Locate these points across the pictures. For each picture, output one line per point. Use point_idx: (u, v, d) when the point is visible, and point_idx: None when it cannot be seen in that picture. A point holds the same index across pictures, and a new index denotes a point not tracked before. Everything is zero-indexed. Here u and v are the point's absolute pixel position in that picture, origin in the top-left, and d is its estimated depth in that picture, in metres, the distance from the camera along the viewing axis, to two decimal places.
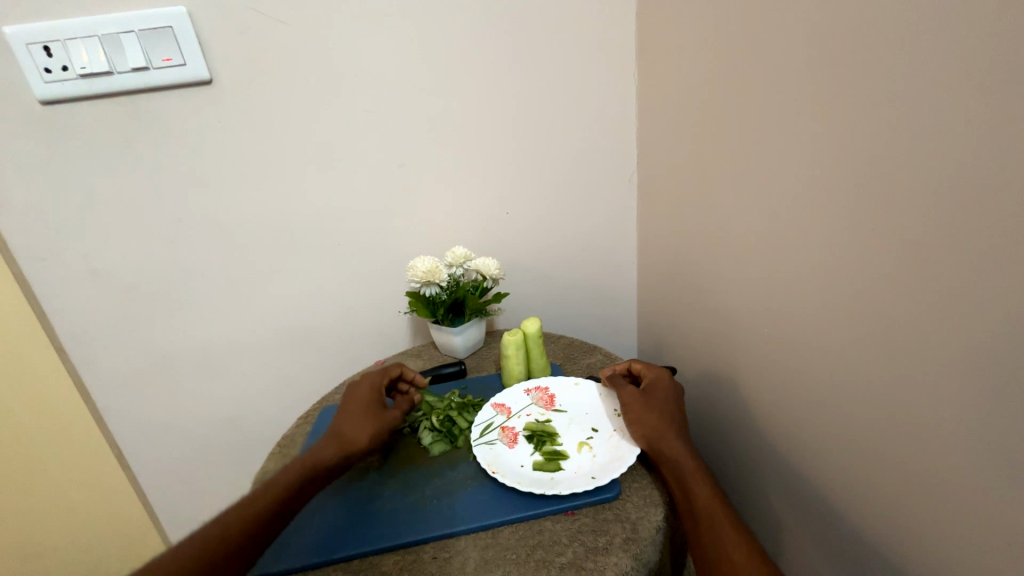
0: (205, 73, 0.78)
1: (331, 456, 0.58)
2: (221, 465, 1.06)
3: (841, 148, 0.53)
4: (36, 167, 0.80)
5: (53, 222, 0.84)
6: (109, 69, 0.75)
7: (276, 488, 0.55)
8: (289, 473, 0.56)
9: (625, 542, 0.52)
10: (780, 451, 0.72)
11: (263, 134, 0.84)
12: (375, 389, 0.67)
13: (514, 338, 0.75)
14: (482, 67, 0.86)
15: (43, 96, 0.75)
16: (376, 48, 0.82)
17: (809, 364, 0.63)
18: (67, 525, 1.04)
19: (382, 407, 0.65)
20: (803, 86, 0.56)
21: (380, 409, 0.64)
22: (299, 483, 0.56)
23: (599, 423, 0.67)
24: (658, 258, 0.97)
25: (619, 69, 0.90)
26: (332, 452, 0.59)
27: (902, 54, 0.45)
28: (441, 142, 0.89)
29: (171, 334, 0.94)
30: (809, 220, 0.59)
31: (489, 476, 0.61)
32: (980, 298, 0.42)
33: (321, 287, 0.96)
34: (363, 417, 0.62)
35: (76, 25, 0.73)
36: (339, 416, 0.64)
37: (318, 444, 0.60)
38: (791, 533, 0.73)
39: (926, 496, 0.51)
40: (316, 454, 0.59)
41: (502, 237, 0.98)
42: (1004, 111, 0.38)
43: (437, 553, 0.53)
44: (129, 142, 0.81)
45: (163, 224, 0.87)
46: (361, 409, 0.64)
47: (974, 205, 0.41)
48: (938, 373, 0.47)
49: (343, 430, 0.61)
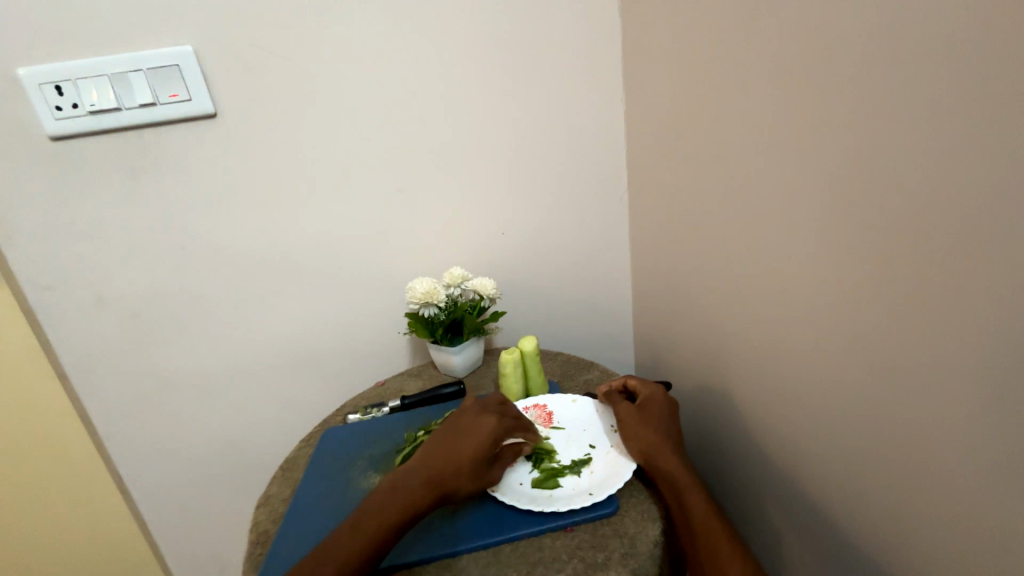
0: (210, 107, 0.82)
1: (440, 487, 0.57)
2: (221, 492, 1.06)
3: (827, 164, 0.55)
4: (46, 199, 0.83)
5: (59, 252, 0.86)
6: (117, 105, 0.78)
7: (375, 523, 0.54)
8: (393, 504, 0.55)
9: (623, 558, 0.53)
10: (778, 465, 0.73)
11: (265, 165, 0.87)
12: (500, 416, 0.64)
13: (511, 357, 0.76)
14: (475, 96, 0.89)
15: (53, 132, 0.78)
16: (374, 80, 0.86)
17: (803, 378, 0.64)
18: (67, 555, 1.03)
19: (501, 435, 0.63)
20: (786, 108, 0.59)
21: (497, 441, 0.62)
22: (399, 519, 0.54)
23: (597, 439, 0.68)
24: (652, 274, 0.99)
25: (608, 94, 0.94)
26: (438, 483, 0.57)
27: (878, 78, 0.48)
28: (437, 168, 0.92)
29: (173, 360, 0.95)
30: (798, 234, 0.61)
31: (489, 494, 0.61)
32: (965, 305, 0.44)
33: (321, 310, 0.98)
34: (481, 445, 0.61)
35: (87, 66, 0.76)
36: (451, 438, 0.62)
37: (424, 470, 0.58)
38: (791, 548, 0.73)
39: (925, 506, 0.51)
40: (424, 486, 0.57)
41: (498, 257, 1.00)
42: (976, 129, 0.41)
43: (439, 572, 0.54)
44: (135, 173, 0.84)
45: (167, 252, 0.89)
46: (482, 435, 0.62)
47: (953, 217, 0.44)
48: (928, 379, 0.48)
49: (453, 458, 0.59)
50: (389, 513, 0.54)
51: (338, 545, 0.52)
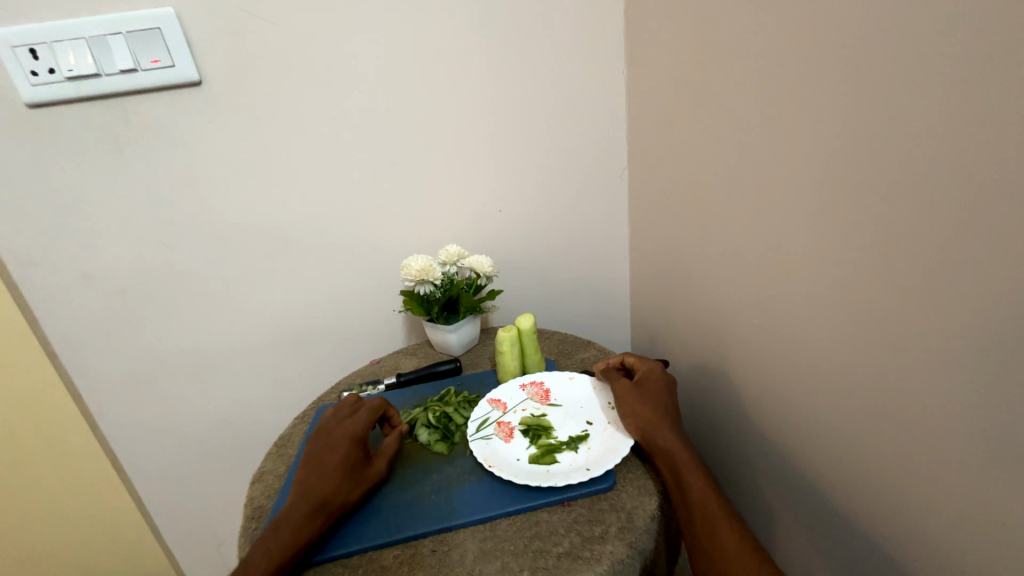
0: (194, 74, 0.78)
1: (310, 519, 0.54)
2: (218, 469, 1.06)
3: (827, 136, 0.54)
4: (25, 170, 0.80)
5: (42, 227, 0.83)
6: (97, 71, 0.74)
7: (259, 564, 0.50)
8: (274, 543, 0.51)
9: (621, 531, 0.53)
10: (772, 443, 0.73)
11: (255, 137, 0.84)
12: (354, 441, 0.62)
13: (508, 334, 0.76)
14: (472, 65, 0.86)
15: (29, 99, 0.75)
16: (366, 48, 0.82)
17: (799, 357, 0.64)
18: (64, 531, 1.03)
19: (361, 460, 0.60)
20: (788, 77, 0.57)
21: (361, 464, 0.60)
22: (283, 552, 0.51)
23: (594, 416, 0.68)
24: (649, 253, 0.98)
25: (609, 65, 0.91)
26: (309, 514, 0.54)
27: (887, 44, 0.46)
28: (432, 140, 0.89)
29: (164, 338, 0.94)
30: (795, 210, 0.60)
31: (486, 470, 0.61)
32: (964, 281, 0.43)
33: (314, 288, 0.96)
34: (341, 473, 0.58)
35: (63, 29, 0.72)
36: (310, 472, 0.58)
37: (293, 507, 0.55)
38: (783, 522, 0.75)
39: (916, 482, 0.52)
40: (293, 522, 0.53)
41: (494, 235, 0.99)
42: (984, 97, 0.39)
43: (436, 547, 0.54)
44: (118, 144, 0.81)
45: (155, 228, 0.87)
46: (338, 464, 0.59)
47: (955, 189, 0.42)
48: (924, 357, 0.48)
49: (320, 488, 0.56)
50: (277, 543, 0.52)
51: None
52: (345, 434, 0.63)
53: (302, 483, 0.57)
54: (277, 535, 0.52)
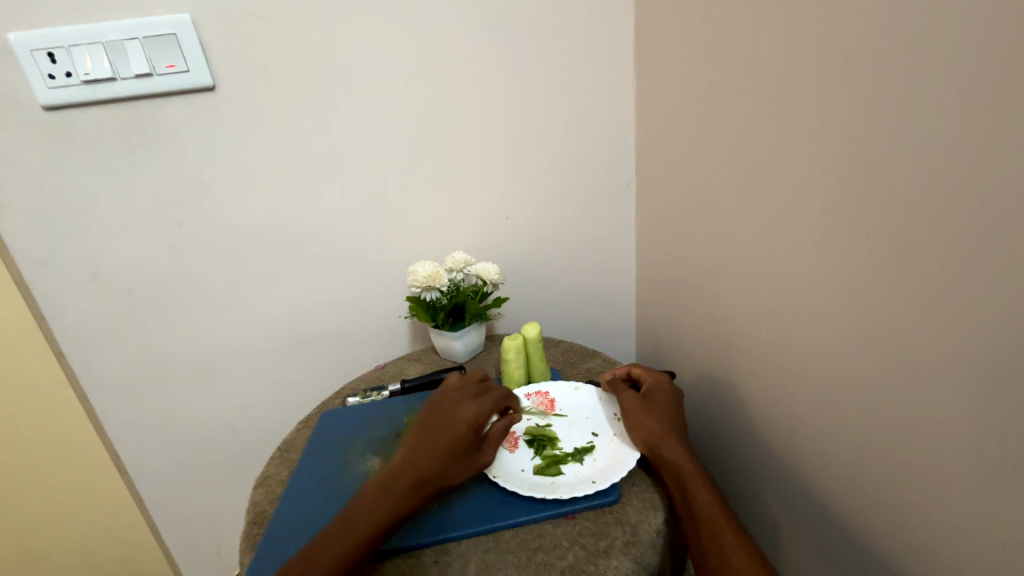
0: (208, 79, 0.79)
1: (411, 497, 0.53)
2: (219, 472, 1.06)
3: (836, 151, 0.53)
4: (39, 171, 0.80)
5: (54, 227, 0.84)
6: (112, 75, 0.75)
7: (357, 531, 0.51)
8: (376, 512, 0.52)
9: (625, 546, 0.53)
10: (777, 458, 0.72)
11: (266, 142, 0.85)
12: (475, 422, 0.60)
13: (514, 342, 0.76)
14: (482, 74, 0.87)
15: (45, 101, 0.76)
16: (378, 55, 0.83)
17: (806, 372, 0.63)
18: (65, 531, 1.04)
19: (474, 445, 0.59)
20: (797, 92, 0.57)
21: (473, 449, 0.58)
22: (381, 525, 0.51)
23: (599, 427, 0.67)
24: (656, 263, 0.97)
25: (618, 76, 0.91)
26: (411, 491, 0.54)
27: (897, 62, 0.46)
28: (441, 147, 0.90)
29: (170, 339, 0.94)
30: (803, 225, 0.59)
31: (490, 480, 0.61)
32: (975, 300, 0.43)
33: (321, 292, 0.96)
34: (455, 456, 0.57)
35: (81, 33, 0.73)
36: (422, 442, 0.58)
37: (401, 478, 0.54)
38: (789, 539, 0.73)
39: (925, 503, 0.51)
40: (397, 495, 0.53)
41: (500, 242, 0.99)
42: (994, 117, 0.39)
43: (438, 557, 0.53)
44: (131, 147, 0.82)
45: (165, 230, 0.87)
46: (453, 443, 0.57)
47: (966, 208, 0.42)
48: (933, 377, 0.47)
49: (430, 465, 0.55)
50: (387, 505, 0.52)
51: (336, 543, 0.50)
52: (472, 412, 0.61)
53: (414, 452, 0.57)
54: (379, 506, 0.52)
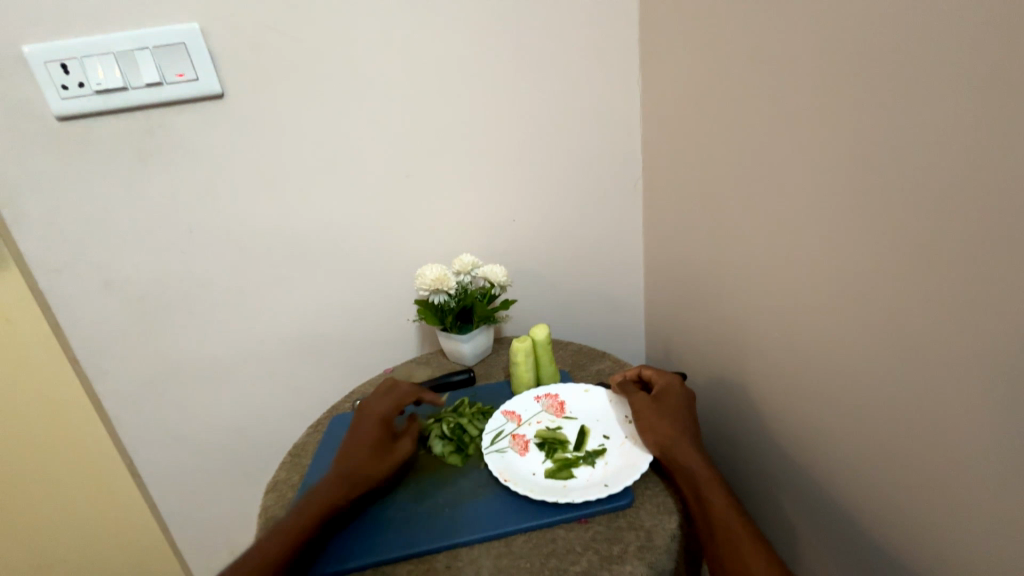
0: (217, 87, 0.80)
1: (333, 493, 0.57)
2: (230, 476, 1.06)
3: (847, 147, 0.52)
4: (53, 180, 0.82)
5: (68, 235, 0.85)
6: (124, 84, 0.76)
7: (290, 529, 0.54)
8: (304, 512, 0.56)
9: (639, 551, 0.52)
10: (792, 461, 0.71)
11: (274, 147, 0.86)
12: (381, 419, 0.65)
13: (523, 345, 0.75)
14: (488, 76, 0.87)
15: (59, 112, 0.77)
16: (384, 59, 0.83)
17: (819, 373, 0.62)
18: (81, 535, 1.05)
19: (388, 441, 0.63)
20: (806, 87, 0.56)
21: (387, 443, 0.62)
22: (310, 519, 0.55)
23: (611, 430, 0.67)
24: (665, 263, 0.96)
25: (624, 76, 0.91)
26: (334, 487, 0.58)
27: (910, 56, 0.45)
28: (448, 149, 0.90)
29: (181, 345, 0.95)
30: (816, 223, 0.58)
31: (501, 484, 0.60)
32: (996, 297, 0.42)
33: (329, 296, 0.97)
34: (365, 451, 0.61)
35: (93, 44, 0.74)
36: (343, 449, 0.63)
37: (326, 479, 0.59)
38: (806, 542, 0.72)
39: (947, 508, 0.49)
40: (321, 494, 0.57)
41: (508, 244, 0.99)
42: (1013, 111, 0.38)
43: (450, 562, 0.53)
44: (142, 155, 0.83)
45: (175, 236, 0.88)
46: (364, 443, 0.62)
47: (985, 202, 0.41)
48: (953, 377, 0.46)
49: (347, 464, 0.60)
50: (311, 507, 0.56)
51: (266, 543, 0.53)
52: (375, 415, 0.65)
53: (335, 460, 0.61)
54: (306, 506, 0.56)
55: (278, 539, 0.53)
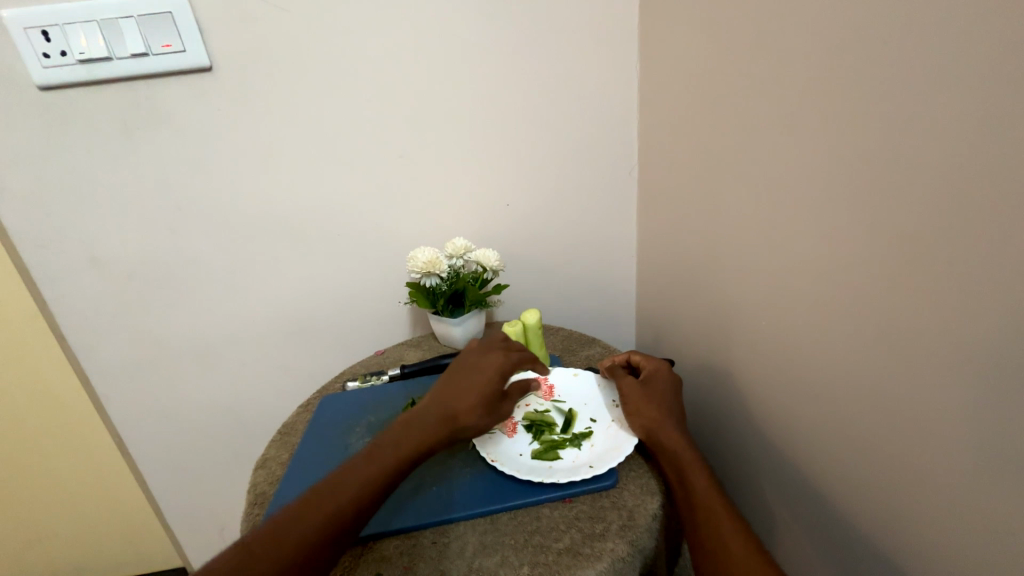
0: (204, 60, 0.78)
1: (420, 444, 0.56)
2: (222, 455, 1.07)
3: (838, 135, 0.52)
4: (36, 152, 0.80)
5: (53, 209, 0.83)
6: (108, 54, 0.74)
7: (376, 472, 0.54)
8: (387, 457, 0.55)
9: (622, 529, 0.53)
10: (774, 447, 0.72)
11: (264, 125, 0.84)
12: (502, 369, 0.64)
13: (513, 329, 0.75)
14: (484, 58, 0.85)
15: (42, 81, 0.75)
16: (377, 37, 0.81)
17: (803, 362, 0.63)
18: (71, 508, 1.05)
19: (499, 393, 0.62)
20: (801, 73, 0.55)
21: (499, 394, 0.62)
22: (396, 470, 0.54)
23: (598, 413, 0.68)
24: (657, 250, 0.96)
25: (621, 59, 0.89)
26: (428, 435, 0.57)
27: (897, 44, 0.44)
28: (444, 132, 0.89)
29: (170, 323, 0.94)
30: (804, 214, 0.58)
31: (488, 464, 0.61)
32: (970, 289, 0.42)
33: (320, 277, 0.96)
34: (480, 399, 0.60)
35: (74, 10, 0.72)
36: (452, 387, 0.62)
37: (432, 418, 0.59)
38: (784, 526, 0.74)
39: (917, 493, 0.50)
40: (408, 440, 0.57)
41: (501, 229, 0.98)
42: (993, 102, 0.38)
43: (437, 538, 0.54)
44: (128, 127, 0.81)
45: (164, 214, 0.87)
46: (480, 389, 0.61)
47: (968, 192, 0.40)
48: (928, 368, 0.47)
49: (457, 403, 0.60)
50: (347, 489, 0.52)
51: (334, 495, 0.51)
52: (486, 365, 0.63)
53: (442, 395, 0.61)
54: (387, 453, 0.55)
55: (363, 483, 0.53)
